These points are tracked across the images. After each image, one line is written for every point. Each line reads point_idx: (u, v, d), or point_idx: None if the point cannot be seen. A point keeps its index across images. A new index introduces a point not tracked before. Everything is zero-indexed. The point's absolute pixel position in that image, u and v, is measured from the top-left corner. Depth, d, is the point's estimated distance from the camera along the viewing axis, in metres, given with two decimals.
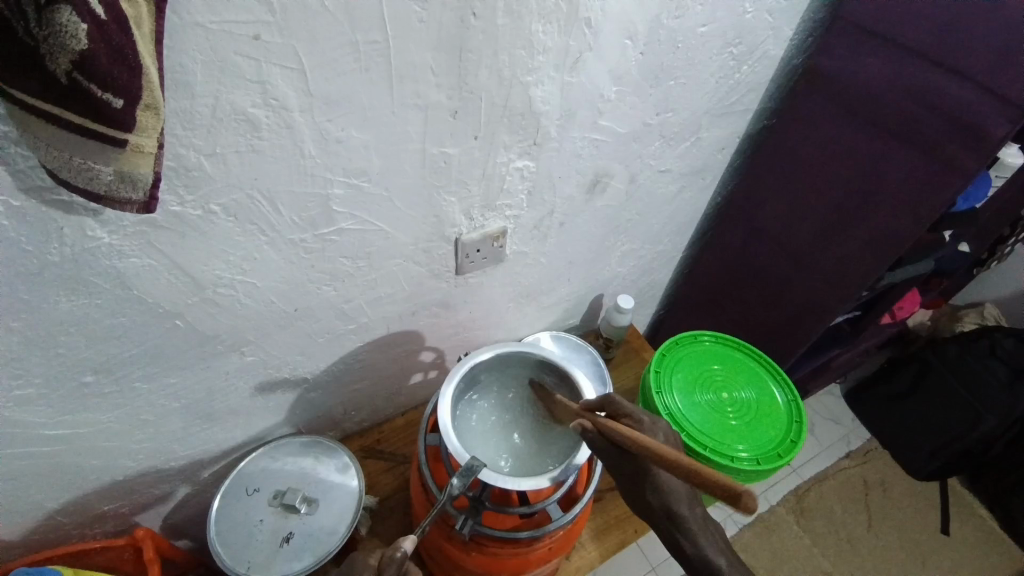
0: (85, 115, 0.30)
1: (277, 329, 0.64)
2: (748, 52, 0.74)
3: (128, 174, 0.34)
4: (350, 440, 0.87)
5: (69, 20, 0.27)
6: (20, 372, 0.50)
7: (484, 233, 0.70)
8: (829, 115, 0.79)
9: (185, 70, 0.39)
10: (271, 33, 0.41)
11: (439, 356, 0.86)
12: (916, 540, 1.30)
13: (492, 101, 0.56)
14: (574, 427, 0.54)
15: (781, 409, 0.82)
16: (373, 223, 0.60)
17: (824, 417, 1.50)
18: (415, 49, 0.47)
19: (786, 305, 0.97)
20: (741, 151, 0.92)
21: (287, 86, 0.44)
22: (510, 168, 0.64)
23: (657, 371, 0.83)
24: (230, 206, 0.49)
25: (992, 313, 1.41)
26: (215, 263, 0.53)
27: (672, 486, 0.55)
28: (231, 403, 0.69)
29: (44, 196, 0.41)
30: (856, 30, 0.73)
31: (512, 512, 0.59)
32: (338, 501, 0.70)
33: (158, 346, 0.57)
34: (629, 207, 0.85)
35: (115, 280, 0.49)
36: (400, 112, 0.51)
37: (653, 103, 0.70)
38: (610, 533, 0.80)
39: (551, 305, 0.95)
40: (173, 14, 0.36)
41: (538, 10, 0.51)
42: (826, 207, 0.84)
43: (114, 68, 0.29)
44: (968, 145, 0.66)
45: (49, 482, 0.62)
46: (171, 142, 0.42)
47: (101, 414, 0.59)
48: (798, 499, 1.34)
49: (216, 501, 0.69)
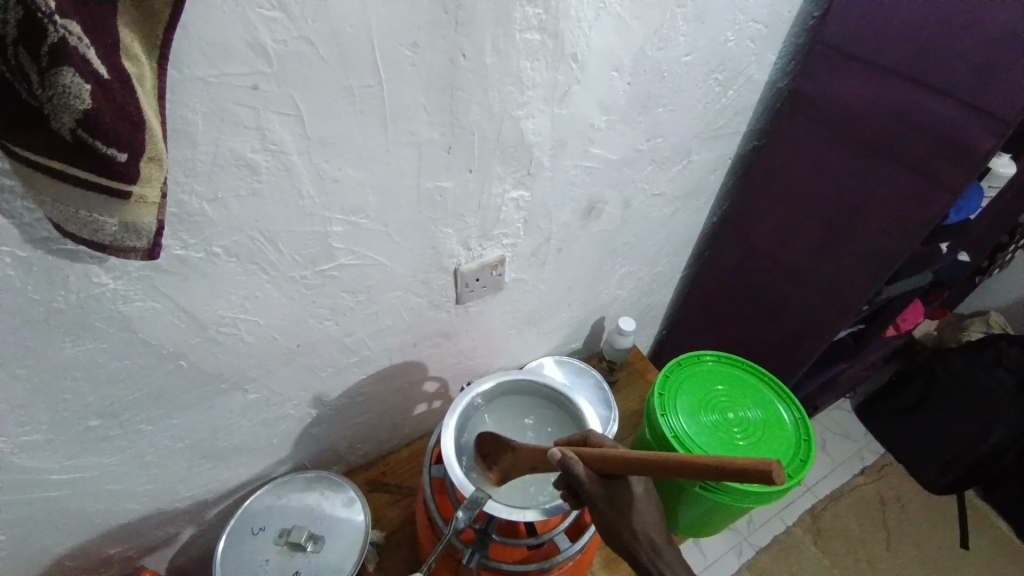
0: (90, 170, 0.32)
1: (279, 365, 0.64)
2: (733, 77, 0.76)
3: (132, 223, 0.35)
4: (355, 474, 0.86)
5: (73, 82, 0.28)
6: (26, 419, 0.51)
7: (482, 263, 0.71)
8: (814, 135, 0.81)
9: (187, 122, 0.41)
10: (269, 83, 0.42)
11: (442, 386, 0.86)
12: (936, 557, 1.27)
13: (484, 135, 0.57)
14: (556, 458, 0.52)
15: (788, 428, 0.81)
16: (373, 258, 0.61)
17: (834, 433, 1.48)
18: (408, 92, 0.49)
19: (787, 323, 0.97)
20: (732, 172, 0.94)
21: (285, 132, 0.46)
22: (505, 199, 0.66)
23: (661, 392, 0.82)
24: (232, 247, 0.50)
25: (997, 321, 1.41)
26: (217, 303, 0.54)
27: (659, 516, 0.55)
28: (236, 442, 0.69)
29: (50, 247, 0.42)
30: (834, 54, 0.75)
31: (520, 543, 0.59)
32: (343, 538, 0.69)
33: (163, 387, 0.57)
34: (625, 231, 0.86)
35: (120, 324, 0.49)
36: (394, 150, 0.52)
37: (642, 129, 0.72)
38: (621, 562, 0.79)
39: (552, 330, 0.95)
40: (174, 70, 0.38)
41: (525, 49, 0.53)
42: (818, 225, 0.85)
43: (118, 124, 0.31)
44: (955, 158, 0.67)
45: (54, 528, 0.62)
46: (173, 189, 0.43)
47: (105, 458, 0.59)
48: (813, 519, 1.31)
49: (221, 542, 0.68)
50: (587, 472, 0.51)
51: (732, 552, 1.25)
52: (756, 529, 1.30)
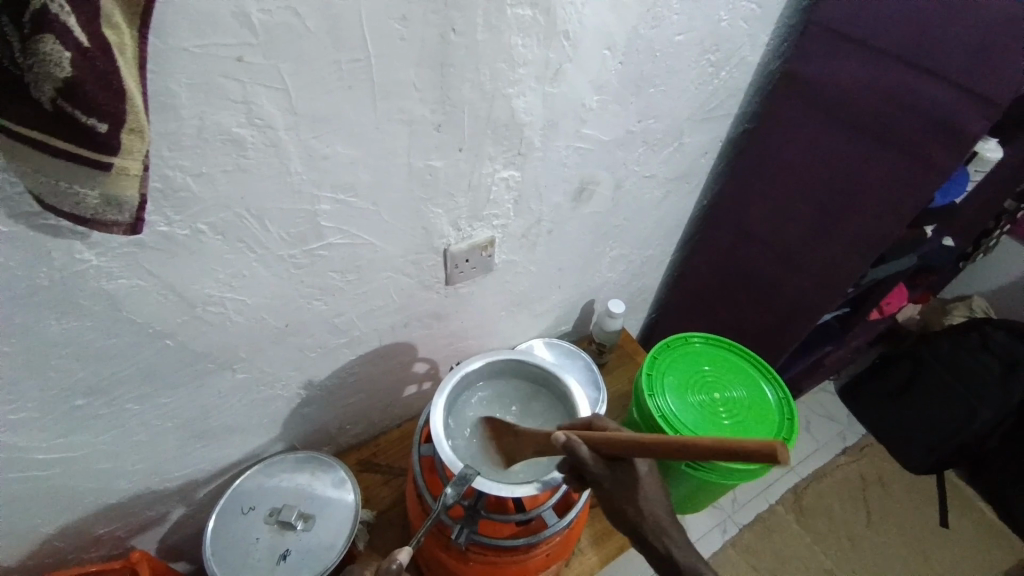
0: (72, 141, 0.31)
1: (269, 345, 0.64)
2: (726, 58, 0.76)
3: (115, 197, 0.34)
4: (346, 454, 0.87)
5: (54, 49, 0.28)
6: (12, 398, 0.50)
7: (472, 244, 0.70)
8: (806, 118, 0.81)
9: (170, 94, 0.40)
10: (255, 54, 0.41)
11: (432, 367, 0.86)
12: (914, 534, 1.31)
13: (475, 113, 0.57)
14: (557, 440, 0.52)
15: (773, 408, 0.82)
16: (363, 238, 0.60)
17: (819, 415, 1.51)
18: (398, 67, 0.48)
19: (776, 305, 0.98)
20: (723, 155, 0.94)
21: (272, 106, 0.45)
22: (496, 178, 0.65)
23: (649, 374, 0.83)
24: (219, 225, 0.50)
25: (980, 305, 1.43)
26: (205, 281, 0.53)
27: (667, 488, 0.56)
28: (226, 422, 0.69)
29: (32, 221, 0.41)
30: (829, 35, 0.75)
31: (509, 519, 0.59)
32: (335, 516, 0.70)
33: (151, 366, 0.57)
34: (616, 213, 0.86)
35: (105, 301, 0.49)
36: (385, 128, 0.52)
37: (635, 110, 0.72)
38: (609, 538, 0.80)
39: (543, 312, 0.95)
40: (159, 40, 0.37)
41: (517, 25, 0.52)
42: (808, 207, 0.86)
43: (100, 95, 0.30)
44: (945, 142, 0.68)
45: (43, 507, 0.62)
46: (157, 163, 0.43)
47: (93, 437, 0.58)
48: (796, 498, 1.34)
49: (213, 520, 0.68)
50: (592, 455, 0.51)
51: (717, 530, 1.28)
52: (742, 508, 1.32)
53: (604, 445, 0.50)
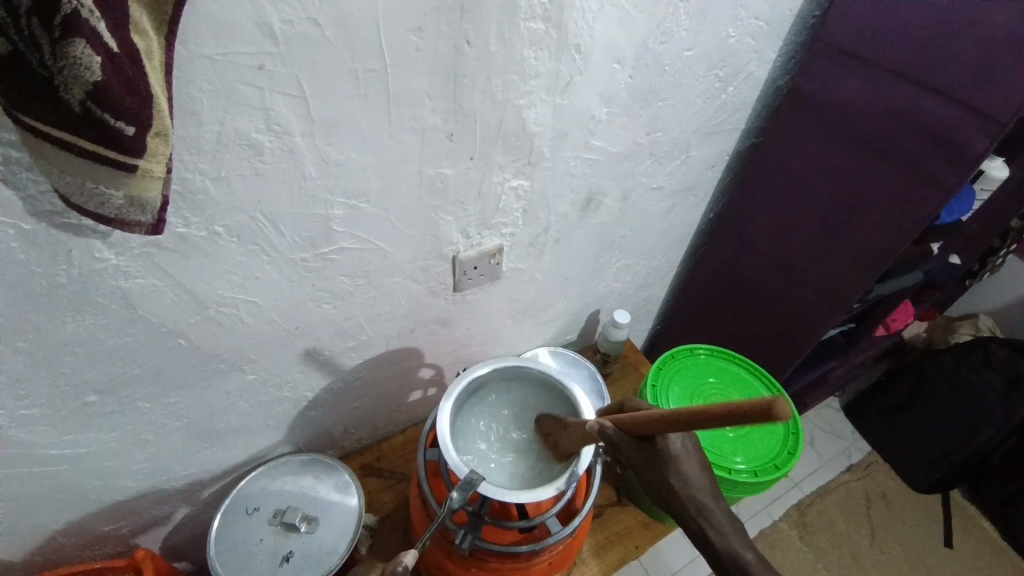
0: (98, 143, 0.32)
1: (277, 348, 0.65)
2: (733, 74, 0.77)
3: (137, 198, 0.36)
4: (350, 458, 0.87)
5: (83, 53, 0.28)
6: (26, 393, 0.51)
7: (480, 251, 0.71)
8: (813, 133, 0.82)
9: (193, 99, 0.41)
10: (275, 62, 0.43)
11: (438, 372, 0.87)
12: (919, 553, 1.29)
13: (486, 123, 0.58)
14: (591, 426, 0.55)
15: (778, 421, 0.82)
16: (373, 243, 0.61)
17: (823, 430, 1.50)
18: (412, 77, 0.49)
19: (782, 319, 0.98)
20: (730, 168, 0.95)
21: (289, 113, 0.46)
22: (505, 188, 0.66)
23: (654, 385, 0.83)
24: (234, 227, 0.51)
25: (986, 323, 1.43)
26: (218, 282, 0.54)
27: (690, 474, 0.55)
28: (232, 422, 0.70)
29: (54, 220, 0.42)
30: (835, 53, 0.76)
31: (512, 525, 0.59)
32: (338, 520, 0.70)
33: (162, 365, 0.57)
34: (622, 224, 0.87)
35: (120, 300, 0.50)
36: (397, 135, 0.53)
37: (643, 123, 0.73)
38: (612, 549, 0.80)
39: (549, 321, 0.96)
40: (183, 47, 0.38)
41: (529, 38, 0.53)
42: (814, 221, 0.86)
43: (126, 98, 0.31)
44: (949, 158, 0.68)
45: (50, 504, 0.62)
46: (177, 166, 0.44)
47: (102, 434, 0.59)
48: (800, 514, 1.33)
49: (217, 520, 0.69)
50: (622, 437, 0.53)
51: None
52: (745, 523, 1.32)
53: (646, 428, 0.49)
